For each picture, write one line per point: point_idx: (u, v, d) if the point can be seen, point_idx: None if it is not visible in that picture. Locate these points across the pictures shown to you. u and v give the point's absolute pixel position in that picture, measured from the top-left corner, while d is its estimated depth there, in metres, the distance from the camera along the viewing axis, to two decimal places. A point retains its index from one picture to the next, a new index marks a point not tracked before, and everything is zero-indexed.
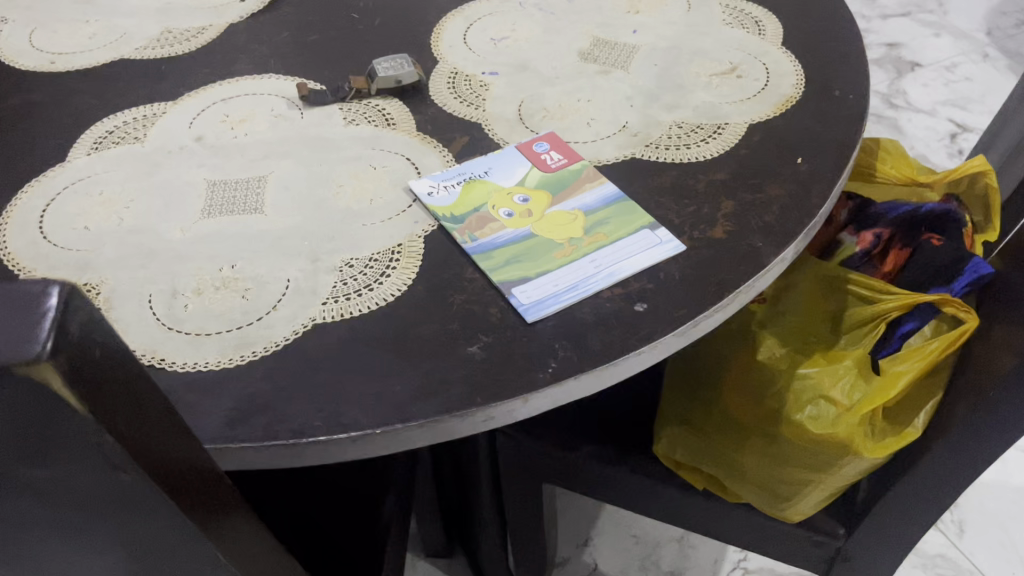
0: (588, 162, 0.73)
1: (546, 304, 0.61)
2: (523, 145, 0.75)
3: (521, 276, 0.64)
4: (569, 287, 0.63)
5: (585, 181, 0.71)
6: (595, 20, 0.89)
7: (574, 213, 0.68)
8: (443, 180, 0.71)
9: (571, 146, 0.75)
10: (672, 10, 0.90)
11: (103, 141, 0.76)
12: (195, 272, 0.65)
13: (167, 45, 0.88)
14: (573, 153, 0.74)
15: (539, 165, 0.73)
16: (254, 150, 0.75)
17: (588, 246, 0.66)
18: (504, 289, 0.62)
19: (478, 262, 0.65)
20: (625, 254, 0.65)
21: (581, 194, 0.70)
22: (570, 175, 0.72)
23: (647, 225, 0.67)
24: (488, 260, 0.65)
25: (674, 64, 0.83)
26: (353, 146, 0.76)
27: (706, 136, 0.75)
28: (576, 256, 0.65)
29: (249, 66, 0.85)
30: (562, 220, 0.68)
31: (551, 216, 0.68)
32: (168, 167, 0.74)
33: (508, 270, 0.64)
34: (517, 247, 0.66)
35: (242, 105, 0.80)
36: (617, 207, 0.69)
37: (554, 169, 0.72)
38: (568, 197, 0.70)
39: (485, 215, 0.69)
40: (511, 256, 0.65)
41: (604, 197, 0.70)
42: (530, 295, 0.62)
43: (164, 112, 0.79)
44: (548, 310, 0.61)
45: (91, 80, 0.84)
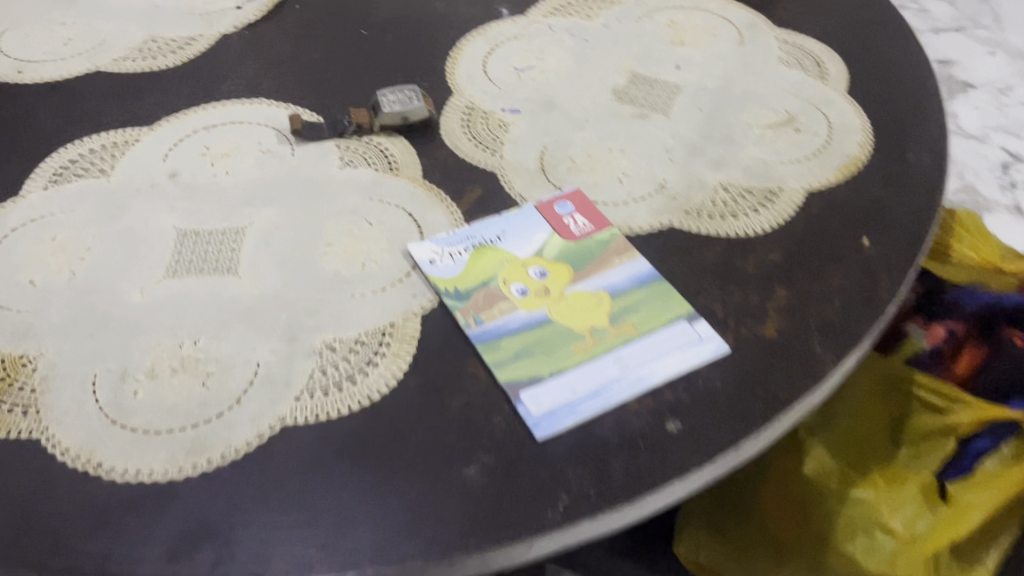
0: (616, 229, 0.63)
1: (559, 414, 0.51)
2: (543, 205, 0.65)
3: (532, 374, 0.53)
4: (588, 393, 0.52)
5: (612, 255, 0.61)
6: (634, 52, 0.79)
7: (599, 294, 0.58)
8: (448, 245, 0.61)
9: (598, 208, 0.64)
10: (721, 43, 0.80)
11: (63, 172, 0.67)
12: (150, 348, 0.55)
13: (149, 57, 0.78)
14: (601, 218, 0.63)
15: (560, 231, 0.63)
16: (235, 194, 0.65)
17: (614, 338, 0.56)
18: (511, 392, 0.52)
19: (482, 352, 0.55)
20: (656, 353, 0.55)
21: (607, 270, 0.60)
22: (595, 246, 0.61)
23: (683, 316, 0.57)
24: (494, 351, 0.55)
25: (723, 110, 0.72)
26: (349, 193, 0.66)
27: (756, 204, 0.65)
28: (597, 351, 0.55)
29: (239, 86, 0.75)
30: (584, 302, 0.58)
31: (571, 297, 0.58)
32: (133, 208, 0.64)
33: (517, 365, 0.54)
34: (529, 335, 0.56)
35: (226, 135, 0.70)
36: (649, 290, 0.58)
37: (578, 237, 0.62)
38: (592, 272, 0.60)
39: (494, 292, 0.59)
40: (521, 346, 0.55)
41: (634, 276, 0.59)
42: (541, 402, 0.52)
43: (136, 140, 0.70)
44: (561, 423, 0.51)
45: (59, 96, 0.74)
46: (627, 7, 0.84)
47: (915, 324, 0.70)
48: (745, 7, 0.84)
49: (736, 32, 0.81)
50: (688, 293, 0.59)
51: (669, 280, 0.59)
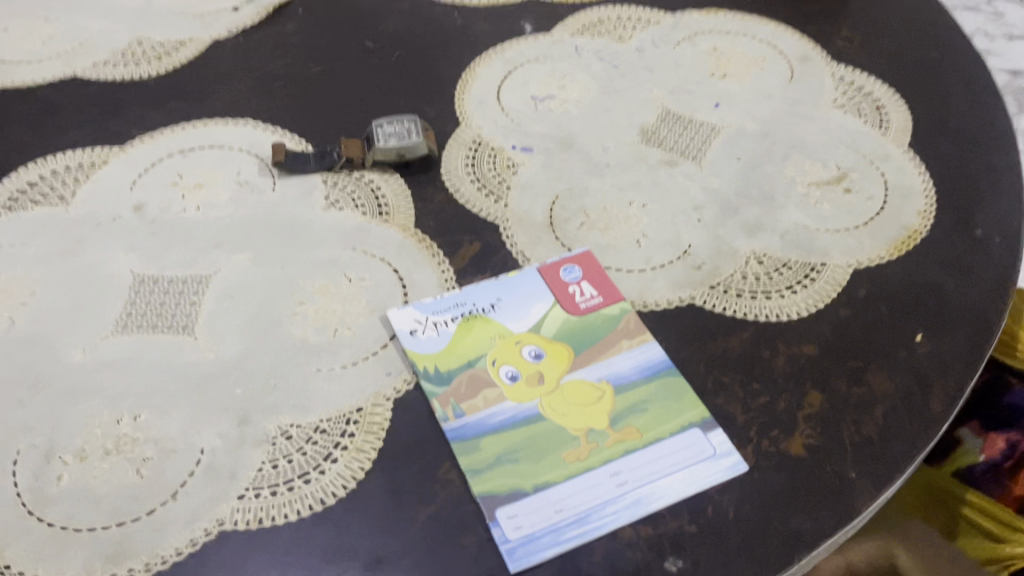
0: (628, 304, 0.54)
1: (540, 542, 0.44)
2: (547, 267, 0.56)
3: (512, 486, 0.46)
4: (575, 517, 0.45)
5: (619, 337, 0.53)
6: (668, 83, 0.70)
7: (600, 387, 0.50)
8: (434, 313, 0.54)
9: (609, 276, 0.56)
10: (768, 77, 0.70)
11: (20, 198, 0.60)
12: (85, 421, 0.49)
13: (132, 63, 0.71)
14: (611, 288, 0.55)
15: (563, 302, 0.54)
16: (204, 234, 0.58)
17: (612, 445, 0.48)
18: (486, 509, 0.45)
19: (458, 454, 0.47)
20: (660, 468, 0.47)
21: (612, 356, 0.52)
22: (601, 323, 0.53)
23: (696, 422, 0.49)
24: (472, 453, 0.47)
25: (764, 162, 0.64)
26: (330, 240, 0.58)
27: (795, 281, 0.56)
28: (592, 461, 0.47)
29: (224, 103, 0.68)
30: (582, 395, 0.50)
31: (568, 387, 0.50)
32: (90, 245, 0.58)
33: (496, 473, 0.46)
34: (514, 433, 0.48)
35: (203, 162, 0.63)
36: (658, 386, 0.50)
37: (583, 310, 0.54)
38: (594, 358, 0.52)
39: (480, 375, 0.51)
40: (503, 448, 0.47)
41: (642, 366, 0.51)
42: (520, 524, 0.44)
43: (105, 163, 0.63)
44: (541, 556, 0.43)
45: (30, 104, 0.68)
46: (666, 28, 0.75)
47: (972, 433, 0.71)
48: (798, 35, 0.74)
49: (787, 65, 0.71)
50: (705, 390, 0.50)
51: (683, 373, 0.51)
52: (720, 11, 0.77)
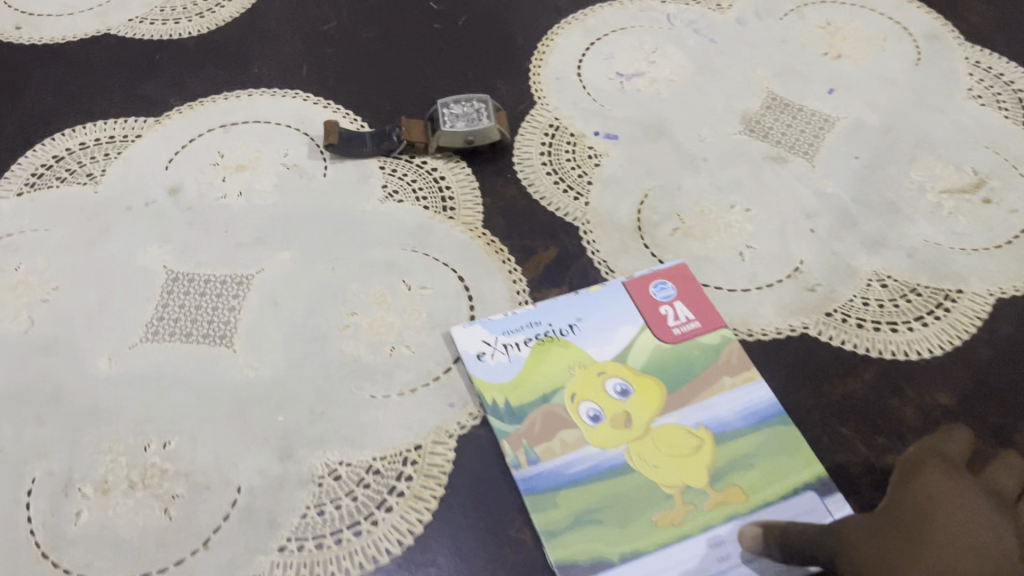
0: (729, 332, 0.47)
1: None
2: (634, 282, 0.49)
3: (595, 555, 0.39)
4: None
5: (720, 372, 0.45)
6: (774, 63, 0.61)
7: (698, 434, 0.43)
8: (504, 334, 0.47)
9: (707, 295, 0.48)
10: (891, 58, 0.61)
11: (44, 175, 0.54)
12: (107, 447, 0.43)
13: (170, 20, 0.64)
14: (709, 311, 0.48)
15: (653, 326, 0.47)
16: (245, 226, 0.52)
17: (712, 508, 0.41)
18: None
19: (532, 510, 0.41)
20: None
21: (712, 397, 0.44)
22: (698, 355, 0.46)
23: (811, 484, 0.41)
24: (548, 510, 0.40)
25: (886, 163, 0.55)
26: (387, 238, 0.51)
27: (926, 311, 0.48)
28: (688, 528, 0.40)
29: (272, 71, 0.60)
30: (676, 444, 0.43)
31: (660, 433, 0.43)
32: (118, 235, 0.51)
33: (576, 537, 0.40)
34: (597, 487, 0.41)
35: (247, 140, 0.56)
36: (765, 436, 0.43)
37: (676, 338, 0.47)
38: (691, 398, 0.44)
39: (557, 411, 0.44)
40: (585, 505, 0.41)
41: (748, 410, 0.44)
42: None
43: (138, 136, 0.56)
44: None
45: (58, 65, 0.61)
46: None
47: None
48: (925, 8, 0.64)
49: (912, 44, 0.62)
50: (820, 445, 0.43)
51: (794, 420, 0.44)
52: None
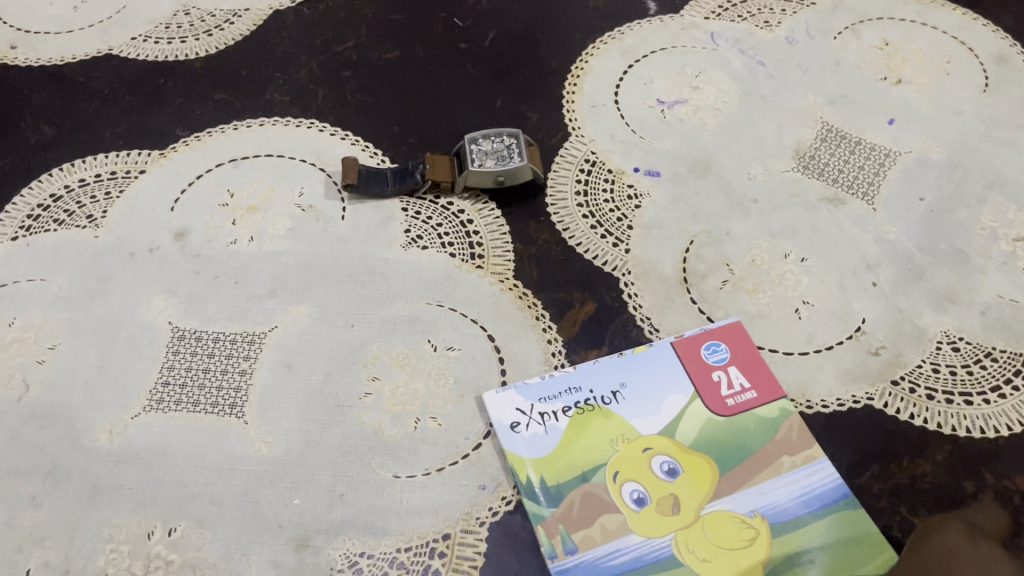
0: (789, 403, 0.43)
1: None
2: (685, 342, 0.45)
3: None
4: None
5: (778, 450, 0.41)
6: (827, 89, 0.56)
7: (753, 524, 0.39)
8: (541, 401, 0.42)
9: (763, 360, 0.44)
10: (956, 84, 0.56)
11: (41, 217, 0.50)
12: (108, 534, 0.39)
13: (175, 38, 0.59)
14: (766, 379, 0.43)
15: (705, 395, 0.43)
16: (257, 276, 0.48)
17: None
18: None
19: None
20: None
21: (768, 479, 0.40)
22: (755, 429, 0.42)
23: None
24: None
25: (954, 205, 0.50)
26: (410, 290, 0.47)
27: (1002, 378, 0.44)
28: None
29: (285, 97, 0.56)
30: (728, 535, 0.39)
31: (710, 521, 0.39)
32: (120, 286, 0.47)
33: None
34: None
35: (259, 176, 0.52)
36: (829, 526, 0.39)
37: (731, 410, 0.42)
38: (745, 480, 0.40)
39: (597, 493, 0.40)
40: None
41: (809, 495, 0.40)
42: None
43: (141, 172, 0.52)
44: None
45: (56, 90, 0.57)
46: (822, 11, 0.61)
47: None
48: (991, 25, 0.59)
49: (978, 68, 0.57)
50: (888, 536, 0.39)
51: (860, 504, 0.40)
52: None
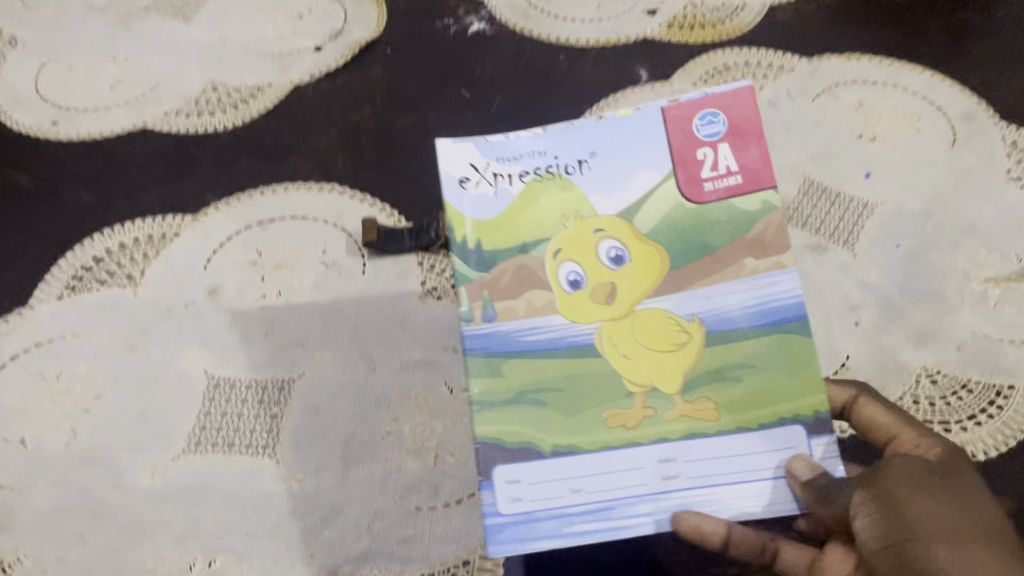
0: (775, 199, 0.47)
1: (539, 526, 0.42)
2: (679, 108, 0.49)
3: (528, 444, 0.44)
4: (592, 508, 0.43)
5: (744, 253, 0.47)
6: (809, 146, 0.61)
7: (688, 329, 0.45)
8: (503, 161, 0.50)
9: (762, 152, 0.48)
10: (927, 139, 0.61)
11: (84, 279, 0.54)
12: (152, 565, 0.46)
13: (205, 113, 0.64)
14: (755, 161, 0.48)
15: (681, 178, 0.48)
16: (285, 328, 0.52)
17: (674, 420, 0.44)
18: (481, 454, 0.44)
19: (474, 359, 0.46)
20: (733, 475, 0.43)
21: (714, 284, 0.46)
22: (723, 226, 0.47)
23: (800, 419, 0.43)
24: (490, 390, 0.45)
25: (929, 249, 0.54)
26: (428, 337, 0.51)
27: (978, 408, 0.49)
28: (636, 437, 0.44)
29: (307, 163, 0.61)
30: (656, 336, 0.45)
31: (643, 319, 0.46)
32: (157, 339, 0.52)
33: (514, 411, 0.45)
34: (552, 372, 0.45)
35: (285, 237, 0.56)
36: (775, 340, 0.45)
37: (707, 199, 0.48)
38: (691, 283, 0.46)
39: (533, 266, 0.47)
40: (528, 385, 0.45)
41: (760, 310, 0.45)
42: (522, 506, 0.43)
43: (176, 235, 0.56)
44: (527, 541, 0.42)
45: (93, 161, 0.61)
46: (800, 76, 0.65)
47: None
48: (958, 86, 0.64)
49: (947, 126, 0.61)
50: None
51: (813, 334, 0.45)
52: (863, 56, 0.66)
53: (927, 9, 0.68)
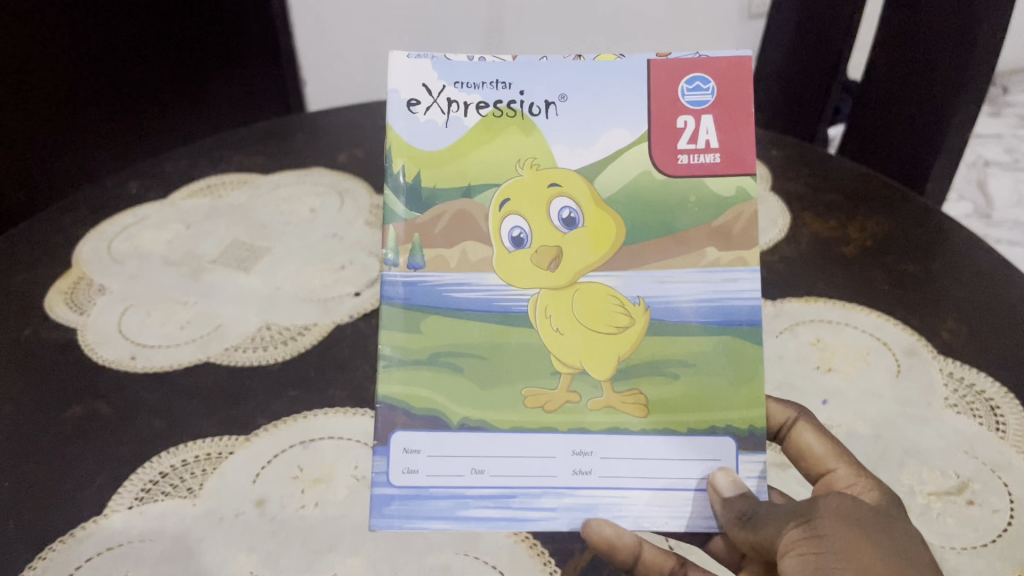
0: (745, 190, 0.57)
1: (429, 503, 0.54)
2: (668, 65, 0.57)
3: (432, 413, 0.56)
4: (493, 495, 0.55)
5: (708, 242, 0.57)
6: (774, 377, 0.70)
7: (631, 316, 0.57)
8: (461, 89, 0.58)
9: (738, 108, 0.57)
10: (875, 371, 0.71)
11: (150, 491, 0.63)
12: None
13: (260, 348, 0.76)
14: (731, 148, 0.57)
15: (654, 146, 0.57)
16: (320, 535, 0.60)
17: (596, 409, 0.57)
18: (389, 418, 0.56)
19: (394, 311, 0.57)
20: (642, 470, 0.56)
21: (669, 271, 0.57)
22: (688, 209, 0.57)
23: (733, 433, 0.56)
24: (415, 338, 0.57)
25: (878, 467, 0.63)
26: (443, 544, 0.59)
27: None
28: (549, 420, 0.56)
29: (345, 393, 0.71)
30: (595, 315, 0.57)
31: (587, 292, 0.57)
32: (210, 544, 0.60)
33: (427, 368, 0.57)
34: (470, 338, 0.57)
35: (324, 455, 0.66)
36: (722, 341, 0.57)
37: (676, 168, 0.57)
38: (645, 266, 0.57)
39: (476, 215, 0.57)
40: (448, 348, 0.57)
41: (708, 308, 0.57)
42: (414, 480, 0.55)
43: (230, 452, 0.66)
44: (410, 519, 0.54)
45: (164, 391, 0.72)
46: (767, 315, 0.76)
47: None
48: (901, 324, 0.74)
49: (892, 359, 0.71)
50: None
51: (759, 337, 0.57)
52: (819, 298, 0.78)
53: (873, 263, 0.81)
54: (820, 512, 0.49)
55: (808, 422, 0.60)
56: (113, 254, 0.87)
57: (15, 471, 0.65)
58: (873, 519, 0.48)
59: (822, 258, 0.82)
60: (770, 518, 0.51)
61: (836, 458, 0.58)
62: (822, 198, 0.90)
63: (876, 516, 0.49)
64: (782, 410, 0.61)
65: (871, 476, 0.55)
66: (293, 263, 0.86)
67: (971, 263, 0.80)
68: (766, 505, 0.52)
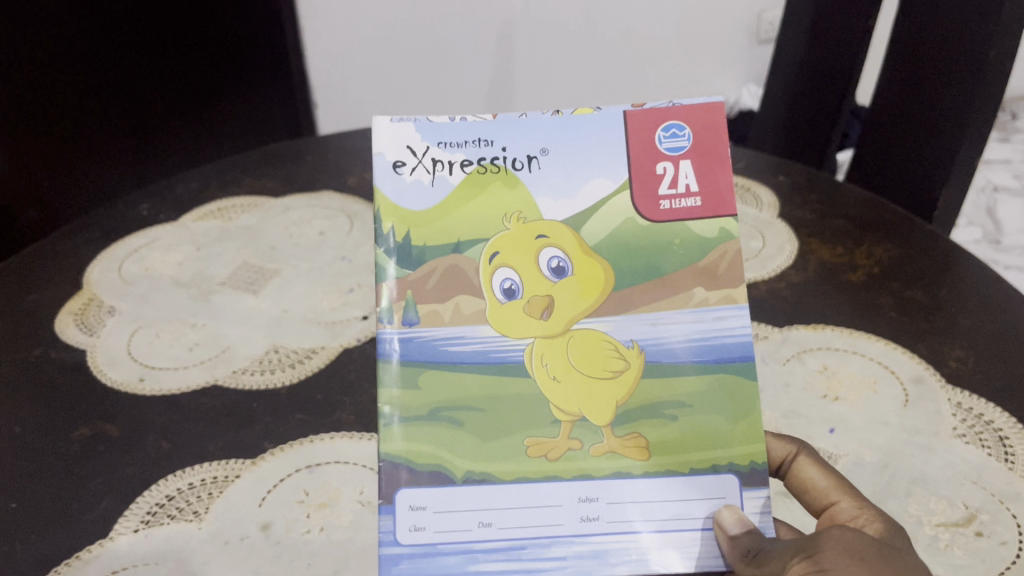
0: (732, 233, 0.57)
1: (440, 560, 0.54)
2: (643, 117, 0.58)
3: (436, 468, 0.55)
4: (503, 547, 0.54)
5: (695, 282, 0.57)
6: (780, 405, 0.70)
7: (629, 360, 0.57)
8: (444, 149, 0.59)
9: (716, 153, 0.58)
10: (883, 401, 0.70)
11: (154, 515, 0.63)
12: None
13: (267, 371, 0.76)
14: (712, 194, 0.58)
15: (636, 195, 0.58)
16: (325, 559, 0.60)
17: (598, 456, 0.56)
18: (393, 477, 0.55)
19: (391, 368, 0.57)
20: (646, 515, 0.55)
21: (664, 311, 0.57)
22: (675, 254, 0.58)
23: (734, 469, 0.56)
24: (413, 396, 0.56)
25: (886, 497, 0.62)
26: None
27: None
28: (553, 469, 0.56)
29: (351, 416, 0.71)
30: (591, 359, 0.57)
31: (582, 338, 0.57)
32: (215, 568, 0.60)
33: (428, 424, 0.56)
34: (470, 389, 0.57)
35: (330, 480, 0.66)
36: (717, 380, 0.57)
37: (660, 214, 0.58)
38: (635, 311, 0.57)
39: (466, 270, 0.58)
40: (446, 403, 0.57)
41: (700, 348, 0.57)
42: (422, 537, 0.54)
43: (237, 476, 0.66)
44: None
45: (171, 413, 0.72)
46: (774, 342, 0.76)
47: None
48: (909, 353, 0.74)
49: (900, 387, 0.71)
50: None
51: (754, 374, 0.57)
52: (827, 326, 0.78)
53: (880, 290, 0.81)
54: (825, 548, 0.49)
55: (809, 456, 0.60)
56: (124, 275, 0.88)
57: (23, 491, 0.66)
58: (880, 554, 0.48)
59: (829, 286, 0.82)
60: (776, 558, 0.51)
61: (838, 491, 0.57)
62: (830, 225, 0.90)
63: (881, 550, 0.48)
64: (782, 444, 0.61)
65: (875, 508, 0.55)
66: (301, 286, 0.87)
67: (978, 291, 0.80)
68: (771, 543, 0.52)
